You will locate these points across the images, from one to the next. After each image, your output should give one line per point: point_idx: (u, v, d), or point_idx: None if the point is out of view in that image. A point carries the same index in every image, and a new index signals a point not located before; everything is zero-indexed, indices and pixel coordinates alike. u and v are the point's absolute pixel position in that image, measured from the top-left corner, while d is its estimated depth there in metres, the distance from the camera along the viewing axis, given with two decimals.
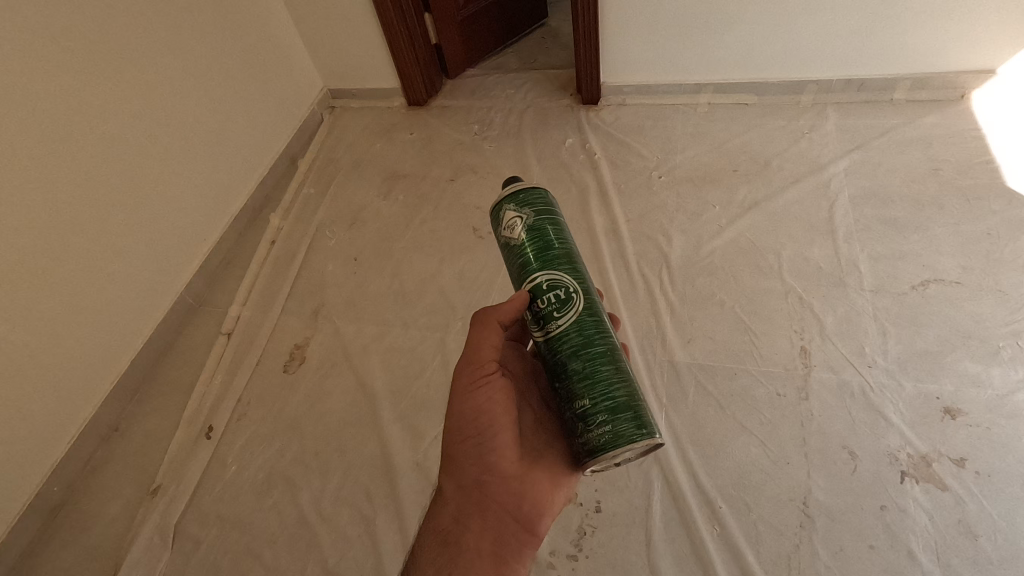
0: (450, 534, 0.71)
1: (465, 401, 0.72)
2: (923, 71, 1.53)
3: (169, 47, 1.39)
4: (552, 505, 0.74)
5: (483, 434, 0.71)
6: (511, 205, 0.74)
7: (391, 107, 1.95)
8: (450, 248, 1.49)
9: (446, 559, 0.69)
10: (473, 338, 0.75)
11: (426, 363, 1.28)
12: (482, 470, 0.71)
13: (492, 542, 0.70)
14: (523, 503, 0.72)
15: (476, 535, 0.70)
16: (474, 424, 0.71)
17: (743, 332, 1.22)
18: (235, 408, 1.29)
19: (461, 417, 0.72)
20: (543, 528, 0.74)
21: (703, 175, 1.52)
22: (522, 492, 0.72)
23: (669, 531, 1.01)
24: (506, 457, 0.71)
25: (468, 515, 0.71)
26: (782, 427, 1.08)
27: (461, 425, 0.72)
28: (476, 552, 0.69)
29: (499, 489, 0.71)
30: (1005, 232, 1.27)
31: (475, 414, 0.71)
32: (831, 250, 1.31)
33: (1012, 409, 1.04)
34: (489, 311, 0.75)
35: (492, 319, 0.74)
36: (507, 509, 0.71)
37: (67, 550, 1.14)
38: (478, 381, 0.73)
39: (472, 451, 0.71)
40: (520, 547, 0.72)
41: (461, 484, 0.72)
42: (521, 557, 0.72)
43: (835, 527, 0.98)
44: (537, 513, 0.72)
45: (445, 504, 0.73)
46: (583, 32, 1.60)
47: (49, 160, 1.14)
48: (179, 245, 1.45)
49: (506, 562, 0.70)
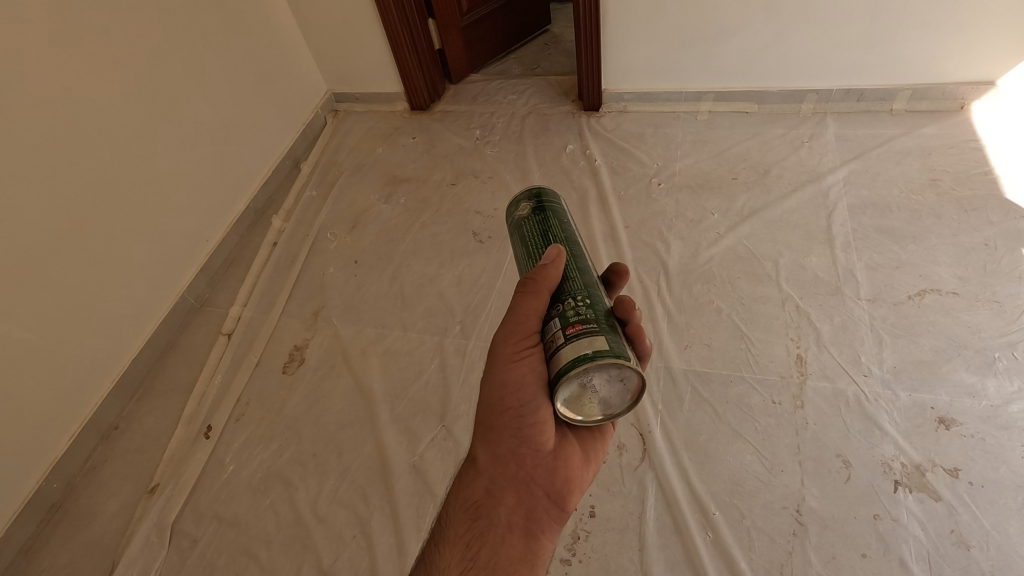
0: (482, 506, 0.69)
1: (508, 371, 0.66)
2: (923, 81, 1.54)
3: (174, 51, 1.41)
4: (581, 481, 0.73)
5: (524, 407, 0.66)
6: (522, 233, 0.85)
7: (394, 111, 1.97)
8: (450, 252, 1.50)
9: (476, 532, 0.68)
10: (517, 306, 0.68)
11: (424, 367, 1.29)
12: (521, 443, 0.69)
13: (524, 517, 0.69)
14: (554, 478, 0.70)
15: (508, 509, 0.69)
16: (516, 395, 0.66)
17: (740, 339, 1.22)
18: (234, 408, 1.30)
19: (502, 388, 0.67)
20: (571, 504, 0.73)
21: (702, 183, 1.53)
22: (554, 467, 0.71)
23: (663, 537, 1.01)
24: (547, 431, 0.68)
25: (501, 489, 0.70)
26: (777, 435, 1.09)
27: (503, 395, 0.67)
28: (508, 527, 0.68)
29: (533, 462, 0.70)
30: (1003, 243, 1.27)
31: (518, 385, 0.66)
32: (829, 259, 1.31)
33: (1005, 420, 1.05)
34: (539, 278, 0.67)
35: (542, 289, 0.67)
36: (538, 483, 0.70)
37: (64, 546, 1.15)
38: (522, 351, 0.67)
39: (511, 422, 0.68)
40: (550, 523, 0.71)
41: (498, 455, 0.70)
42: (550, 533, 0.71)
43: (828, 535, 0.98)
44: (567, 489, 0.71)
45: (478, 475, 0.71)
46: (585, 38, 1.62)
47: (53, 161, 1.15)
48: (182, 246, 1.47)
49: (537, 537, 0.69)
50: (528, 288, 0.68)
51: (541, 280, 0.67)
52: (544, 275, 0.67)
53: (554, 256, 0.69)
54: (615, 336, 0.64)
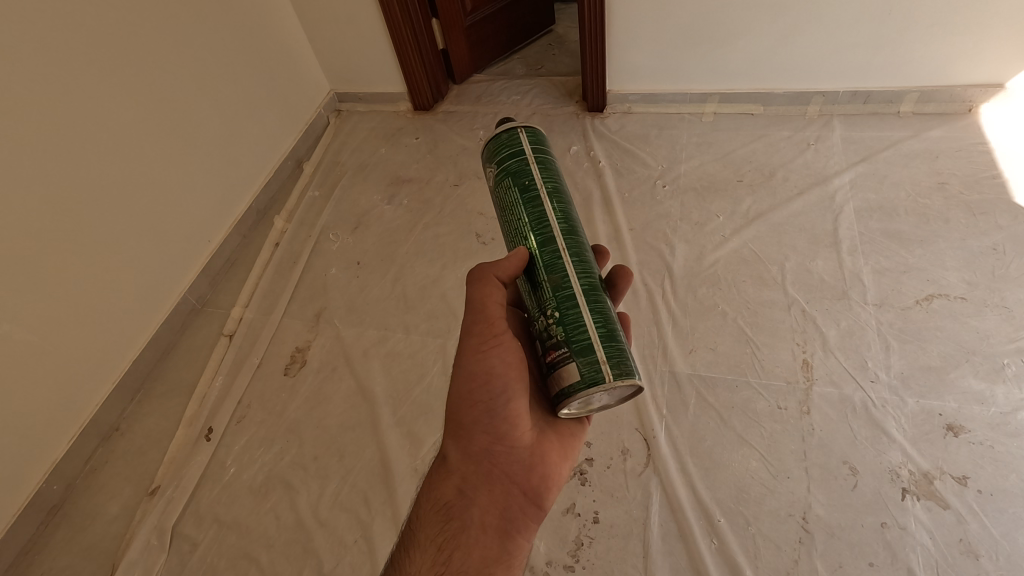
0: (454, 506, 0.68)
1: (474, 363, 0.67)
2: (931, 84, 1.52)
3: (176, 49, 1.40)
4: (559, 477, 0.73)
5: (494, 400, 0.67)
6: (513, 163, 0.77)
7: (397, 111, 1.96)
8: (453, 254, 1.49)
9: (449, 534, 0.67)
10: (471, 297, 0.70)
11: (426, 369, 1.28)
12: (495, 440, 0.68)
13: (498, 517, 0.68)
14: (531, 476, 0.70)
15: (482, 509, 0.68)
16: (486, 388, 0.67)
17: (745, 343, 1.21)
18: (235, 410, 1.29)
19: (471, 380, 0.67)
20: (549, 502, 0.72)
21: (708, 185, 1.52)
22: (531, 465, 0.70)
23: (668, 544, 1.00)
24: (519, 426, 0.68)
25: (475, 488, 0.69)
26: (784, 441, 1.08)
27: (471, 387, 0.67)
28: (481, 527, 0.67)
29: (509, 460, 0.69)
30: (1011, 248, 1.26)
31: (487, 376, 0.67)
32: (835, 263, 1.30)
33: (1014, 427, 1.03)
34: (486, 267, 0.70)
35: (491, 275, 0.69)
36: (514, 481, 0.69)
37: (64, 549, 1.14)
38: (489, 342, 0.68)
39: (483, 417, 0.68)
40: (526, 522, 0.70)
41: (470, 453, 0.69)
42: (526, 532, 0.70)
43: (834, 544, 0.97)
44: (544, 487, 0.71)
45: (450, 474, 0.70)
46: (590, 39, 1.60)
47: (54, 162, 1.15)
48: (184, 246, 1.46)
49: (512, 537, 0.68)
50: (478, 277, 0.70)
51: (491, 268, 0.69)
52: (495, 263, 0.69)
53: (514, 255, 0.68)
54: (590, 356, 0.63)
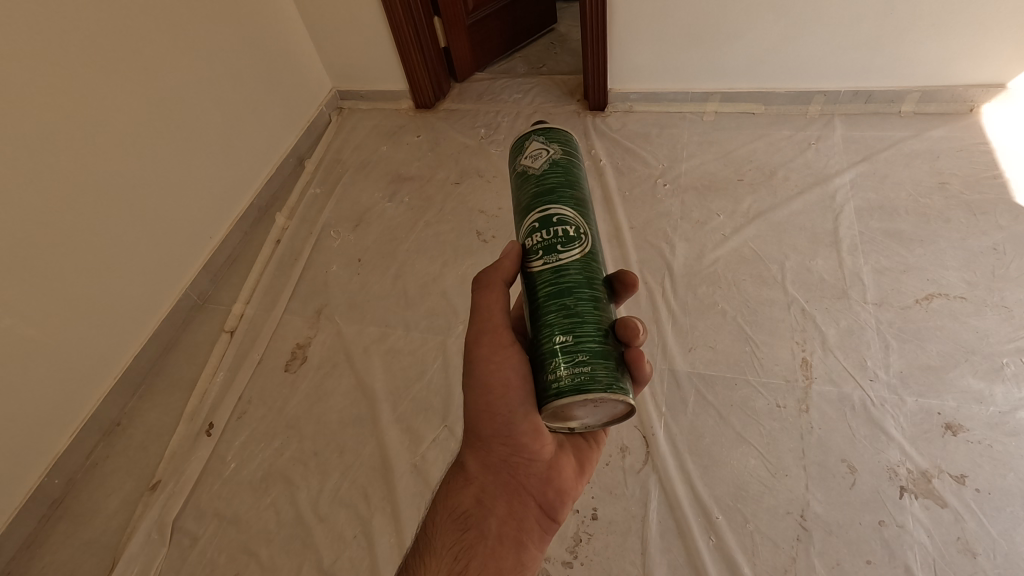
0: (471, 515, 0.69)
1: (488, 373, 0.67)
2: (933, 84, 1.52)
3: (180, 47, 1.41)
4: (574, 492, 0.74)
5: (512, 413, 0.66)
6: (539, 139, 0.72)
7: (399, 108, 1.96)
8: (453, 252, 1.49)
9: (466, 544, 0.67)
10: (479, 302, 0.70)
11: (426, 366, 1.29)
12: (513, 451, 0.69)
13: (515, 528, 0.69)
14: (548, 489, 0.71)
15: (499, 520, 0.69)
16: (502, 400, 0.66)
17: (744, 342, 1.22)
18: (235, 407, 1.30)
19: (487, 392, 0.67)
20: (563, 515, 0.73)
21: (708, 184, 1.52)
22: (548, 478, 0.71)
23: (666, 541, 1.00)
24: (540, 439, 0.68)
25: (493, 498, 0.69)
26: (783, 438, 1.08)
27: (489, 400, 0.67)
28: (498, 538, 0.68)
29: (527, 472, 0.70)
30: (1011, 249, 1.26)
31: (503, 387, 0.66)
32: (835, 262, 1.30)
33: (1013, 426, 1.04)
34: (490, 272, 0.70)
35: (497, 280, 0.70)
36: (531, 493, 0.70)
37: (66, 542, 1.15)
38: (501, 352, 0.68)
39: (501, 429, 0.68)
40: (540, 535, 0.71)
41: (490, 464, 0.70)
42: (540, 544, 0.71)
43: (832, 541, 0.97)
44: (559, 500, 0.72)
45: (468, 483, 0.71)
46: (592, 37, 1.61)
47: (57, 158, 1.15)
48: (186, 242, 1.47)
49: (527, 549, 0.69)
50: (483, 282, 0.71)
51: (495, 271, 0.70)
52: (497, 266, 0.69)
53: (504, 256, 0.69)
54: None
